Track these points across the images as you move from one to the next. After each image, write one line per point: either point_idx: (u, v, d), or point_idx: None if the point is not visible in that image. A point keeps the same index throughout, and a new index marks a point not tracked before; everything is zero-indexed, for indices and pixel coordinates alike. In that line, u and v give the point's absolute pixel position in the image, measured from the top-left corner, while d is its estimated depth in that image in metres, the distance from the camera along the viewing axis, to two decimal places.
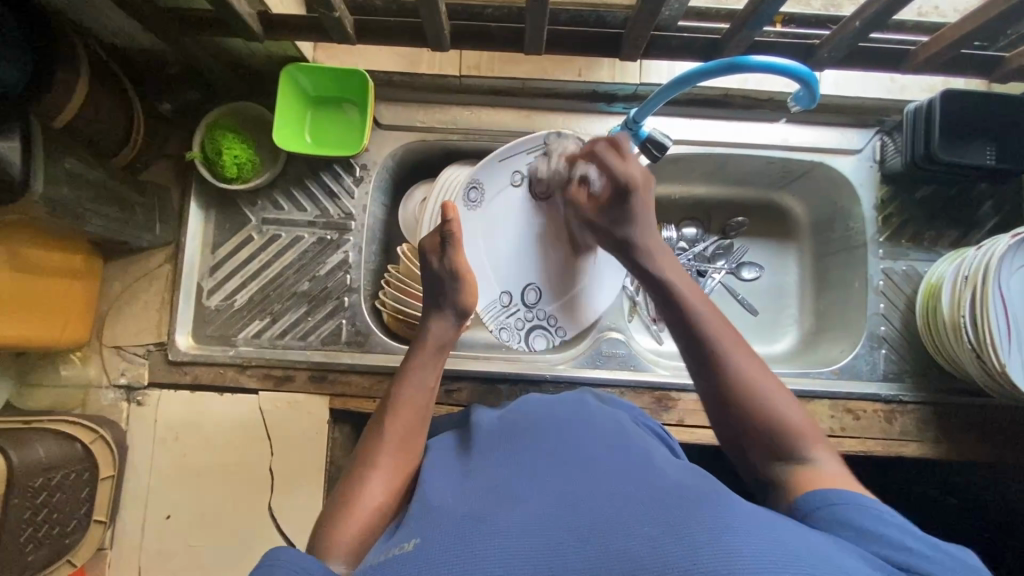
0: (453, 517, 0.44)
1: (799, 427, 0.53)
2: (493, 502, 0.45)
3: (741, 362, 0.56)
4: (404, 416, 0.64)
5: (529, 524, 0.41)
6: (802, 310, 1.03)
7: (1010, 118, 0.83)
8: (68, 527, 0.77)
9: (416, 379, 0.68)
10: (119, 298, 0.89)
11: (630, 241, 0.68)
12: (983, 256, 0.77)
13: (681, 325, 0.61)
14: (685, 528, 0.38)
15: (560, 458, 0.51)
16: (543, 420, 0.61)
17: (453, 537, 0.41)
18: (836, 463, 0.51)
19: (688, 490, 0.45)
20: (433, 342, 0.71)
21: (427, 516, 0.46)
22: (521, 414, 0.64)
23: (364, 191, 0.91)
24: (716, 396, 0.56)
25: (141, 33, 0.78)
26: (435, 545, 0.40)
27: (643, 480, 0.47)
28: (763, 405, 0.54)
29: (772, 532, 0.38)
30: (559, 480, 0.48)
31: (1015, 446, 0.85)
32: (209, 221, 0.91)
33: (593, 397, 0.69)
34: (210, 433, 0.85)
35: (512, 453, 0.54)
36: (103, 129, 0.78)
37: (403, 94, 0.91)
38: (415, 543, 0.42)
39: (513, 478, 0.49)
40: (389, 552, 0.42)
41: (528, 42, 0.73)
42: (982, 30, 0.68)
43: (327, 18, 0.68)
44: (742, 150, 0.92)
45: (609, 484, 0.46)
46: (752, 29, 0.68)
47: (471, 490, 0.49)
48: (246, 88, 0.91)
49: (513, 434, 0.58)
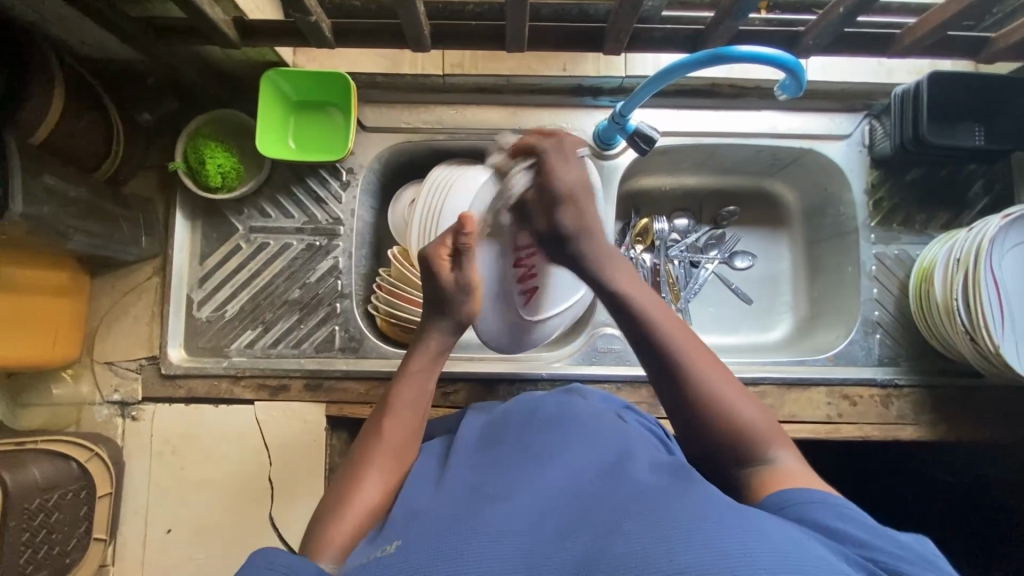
0: (438, 518, 0.44)
1: (762, 433, 0.56)
2: (477, 503, 0.45)
3: (706, 370, 0.60)
4: (401, 421, 0.64)
5: (511, 527, 0.41)
6: (797, 297, 1.03)
7: (999, 98, 0.83)
8: (67, 546, 0.76)
9: (414, 380, 0.68)
10: (108, 313, 0.88)
11: (579, 257, 0.70)
12: (974, 237, 0.77)
13: (631, 325, 0.65)
14: (664, 525, 0.38)
15: (544, 460, 0.51)
16: (529, 421, 0.60)
17: (434, 538, 0.41)
18: (802, 465, 0.53)
19: (673, 487, 0.45)
20: (433, 346, 0.71)
21: (411, 518, 0.46)
22: (506, 417, 0.63)
23: (351, 195, 0.90)
24: (681, 399, 0.60)
25: (117, 44, 0.77)
26: (415, 546, 0.41)
27: (626, 476, 0.47)
28: (727, 400, 0.58)
29: (752, 529, 0.38)
30: (542, 482, 0.48)
31: (1008, 423, 0.86)
32: (196, 231, 0.90)
33: (582, 394, 0.69)
34: (208, 446, 0.84)
35: (495, 457, 0.54)
36: (82, 142, 0.76)
37: (386, 95, 0.90)
38: (397, 545, 0.42)
39: (498, 481, 0.49)
40: (371, 554, 0.43)
41: (511, 40, 0.72)
42: (969, 11, 0.67)
43: (304, 23, 0.67)
44: (731, 140, 0.91)
45: (594, 485, 0.46)
46: (735, 19, 0.67)
47: (457, 493, 0.49)
48: (226, 94, 0.90)
49: (500, 439, 0.58)
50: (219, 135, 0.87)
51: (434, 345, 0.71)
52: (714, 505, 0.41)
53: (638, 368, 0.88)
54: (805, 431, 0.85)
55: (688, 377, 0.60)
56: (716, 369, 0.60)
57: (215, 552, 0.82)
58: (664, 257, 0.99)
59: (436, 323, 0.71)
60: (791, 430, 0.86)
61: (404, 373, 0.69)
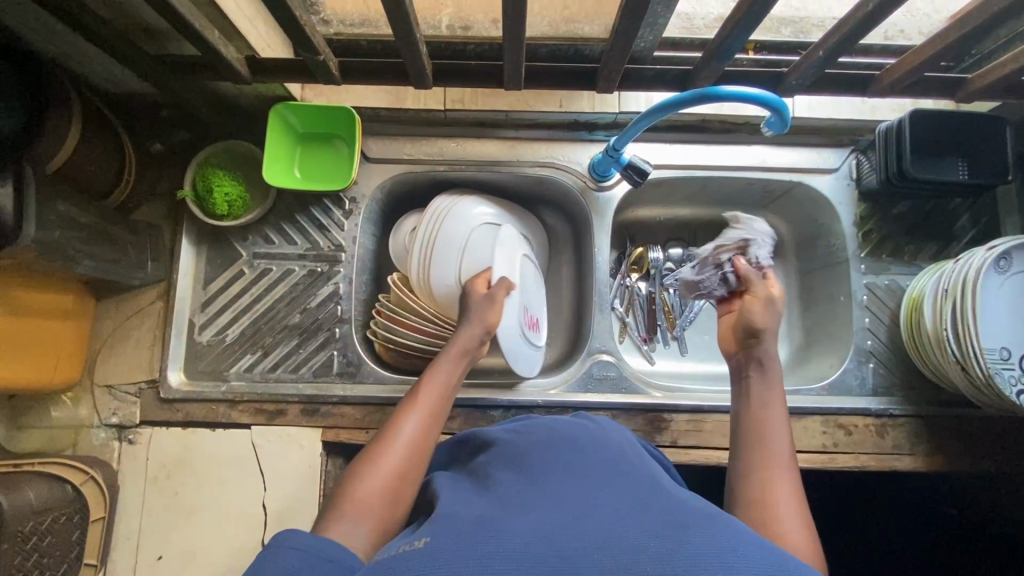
0: (463, 523, 0.45)
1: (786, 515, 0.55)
2: (503, 512, 0.47)
3: (778, 483, 0.59)
4: (425, 404, 0.67)
5: (534, 531, 0.43)
6: (791, 326, 1.04)
7: (981, 134, 0.86)
8: (59, 571, 0.75)
9: (439, 376, 0.71)
10: (111, 337, 0.89)
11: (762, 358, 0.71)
12: (961, 270, 0.79)
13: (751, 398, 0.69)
14: (685, 543, 0.40)
15: (564, 473, 0.53)
16: (548, 434, 0.61)
17: (464, 540, 0.42)
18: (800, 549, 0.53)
19: (697, 507, 0.46)
20: (461, 346, 0.75)
21: (436, 520, 0.47)
22: (529, 432, 0.64)
23: (353, 223, 0.93)
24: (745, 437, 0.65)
25: (133, 79, 0.81)
26: (444, 544, 0.42)
27: (646, 495, 0.49)
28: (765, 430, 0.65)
29: (770, 553, 0.40)
30: (565, 492, 0.49)
31: (1007, 454, 0.86)
32: (200, 257, 0.92)
33: (608, 421, 0.70)
34: (204, 470, 0.85)
35: (516, 464, 0.56)
36: (94, 171, 0.79)
37: (389, 128, 0.94)
38: (425, 541, 0.43)
39: (521, 494, 0.50)
40: (398, 548, 0.44)
41: (508, 78, 0.76)
42: (943, 53, 0.70)
43: (312, 61, 0.71)
44: (723, 173, 0.94)
45: (612, 498, 0.48)
46: (720, 62, 0.71)
47: (480, 504, 0.50)
48: (236, 126, 0.93)
49: (524, 451, 0.59)
50: (226, 165, 0.90)
51: (457, 344, 0.75)
52: (735, 527, 0.42)
53: (633, 396, 0.89)
54: (800, 461, 0.85)
55: (758, 457, 0.62)
56: (787, 485, 0.58)
57: None
58: (658, 285, 1.01)
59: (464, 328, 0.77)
60: None
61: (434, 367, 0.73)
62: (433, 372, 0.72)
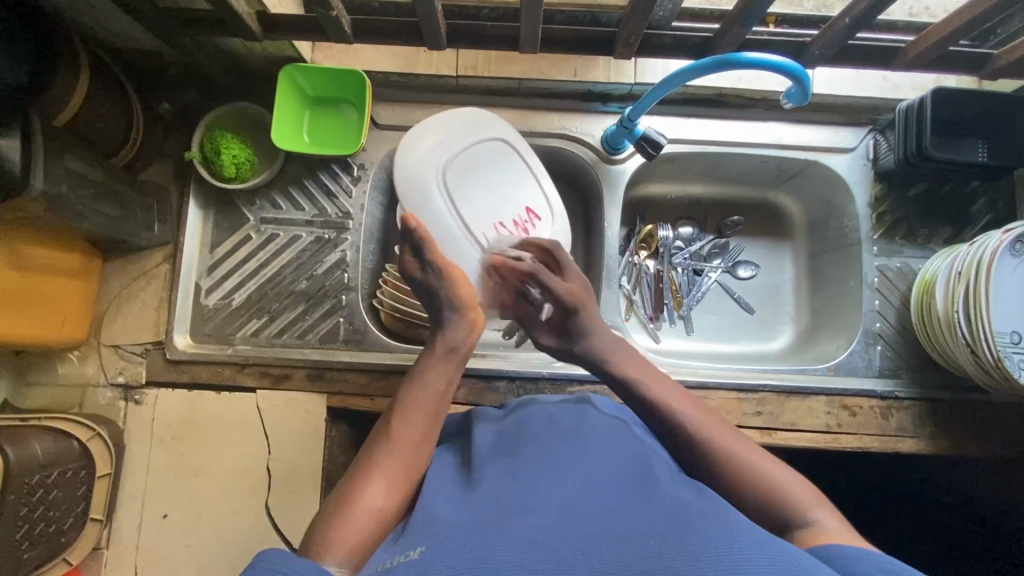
0: (460, 528, 0.44)
1: (799, 495, 0.55)
2: (498, 514, 0.46)
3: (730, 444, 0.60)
4: (415, 418, 0.62)
5: (532, 537, 0.42)
6: (799, 309, 1.03)
7: (1003, 115, 0.84)
8: (64, 525, 0.76)
9: (425, 383, 0.65)
10: (117, 296, 0.89)
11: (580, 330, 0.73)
12: (977, 251, 0.77)
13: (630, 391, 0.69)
14: (685, 541, 0.39)
15: (559, 469, 0.52)
16: (539, 432, 0.61)
17: (462, 548, 0.41)
18: (843, 524, 0.51)
19: (698, 504, 0.46)
20: (444, 343, 0.68)
21: (432, 526, 0.46)
22: (521, 428, 0.63)
23: (362, 191, 0.92)
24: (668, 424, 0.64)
25: (140, 32, 0.79)
26: (439, 552, 0.41)
27: (647, 497, 0.48)
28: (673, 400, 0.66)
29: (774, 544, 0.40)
30: (560, 497, 0.48)
31: (1008, 439, 0.86)
32: (207, 220, 0.92)
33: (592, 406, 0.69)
34: (209, 431, 0.85)
35: (512, 462, 0.55)
36: (102, 128, 0.79)
37: (400, 93, 0.92)
38: (420, 551, 0.42)
39: (519, 496, 0.49)
40: (392, 560, 0.43)
41: (524, 42, 0.75)
42: (969, 27, 0.69)
43: (324, 17, 0.69)
44: (737, 149, 0.93)
45: (609, 500, 0.47)
46: (742, 27, 0.69)
47: (473, 505, 0.49)
48: (245, 88, 0.92)
49: (514, 448, 0.58)
50: (232, 127, 0.89)
51: (445, 348, 0.68)
52: (733, 523, 0.42)
53: None
54: (804, 440, 0.86)
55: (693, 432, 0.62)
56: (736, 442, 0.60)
57: (212, 539, 0.83)
58: (667, 264, 1.00)
59: (443, 319, 0.70)
60: (788, 439, 0.86)
61: (419, 375, 0.66)
62: (412, 385, 0.65)
